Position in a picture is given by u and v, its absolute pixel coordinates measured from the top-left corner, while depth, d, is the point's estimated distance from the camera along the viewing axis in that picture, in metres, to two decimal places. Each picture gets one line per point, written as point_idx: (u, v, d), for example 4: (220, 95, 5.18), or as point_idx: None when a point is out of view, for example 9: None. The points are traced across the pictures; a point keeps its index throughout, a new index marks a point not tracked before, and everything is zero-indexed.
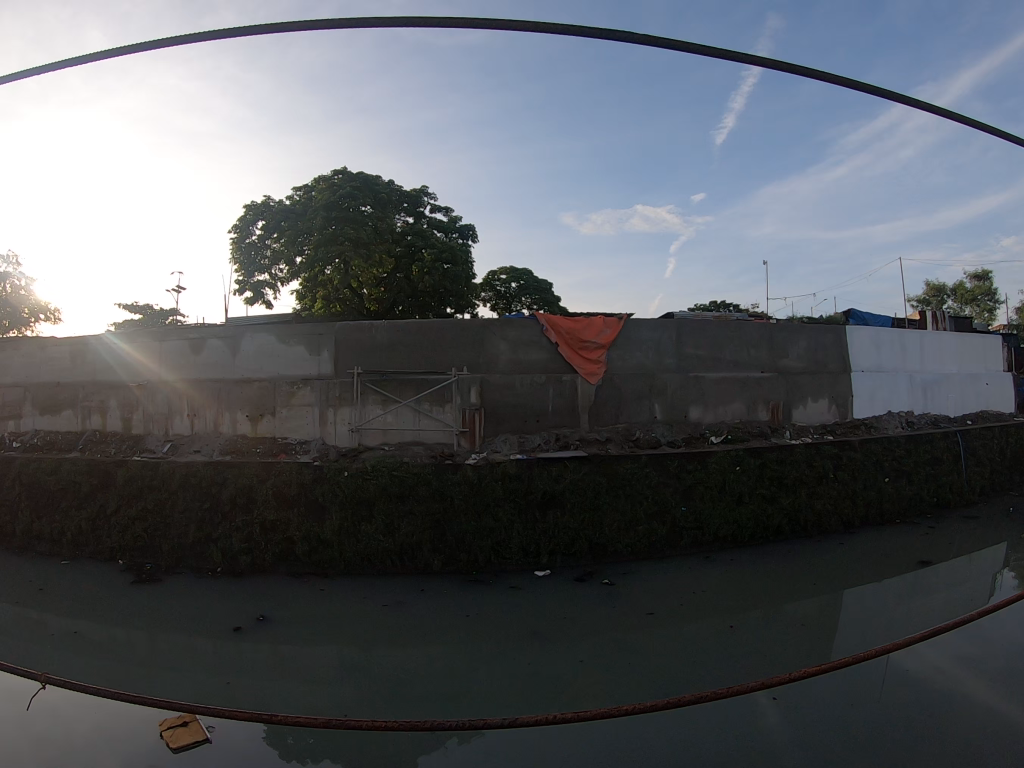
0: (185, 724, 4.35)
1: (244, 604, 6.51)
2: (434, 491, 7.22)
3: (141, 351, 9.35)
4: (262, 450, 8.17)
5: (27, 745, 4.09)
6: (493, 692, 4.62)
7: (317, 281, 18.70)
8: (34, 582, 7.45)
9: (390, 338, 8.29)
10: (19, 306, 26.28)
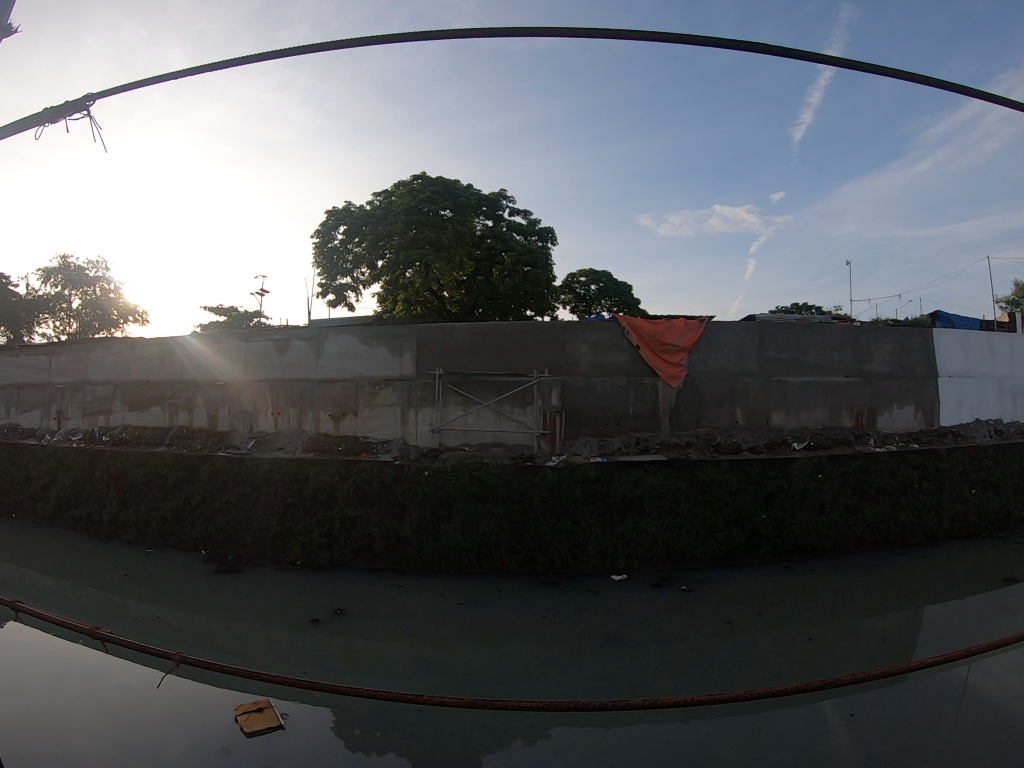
0: (260, 711, 4.70)
1: (322, 597, 6.66)
2: (512, 492, 7.26)
3: (225, 350, 9.66)
4: (344, 449, 8.36)
5: (115, 735, 4.41)
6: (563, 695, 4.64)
7: (399, 285, 19.21)
8: (120, 568, 7.81)
9: (471, 340, 8.33)
10: (109, 307, 27.52)
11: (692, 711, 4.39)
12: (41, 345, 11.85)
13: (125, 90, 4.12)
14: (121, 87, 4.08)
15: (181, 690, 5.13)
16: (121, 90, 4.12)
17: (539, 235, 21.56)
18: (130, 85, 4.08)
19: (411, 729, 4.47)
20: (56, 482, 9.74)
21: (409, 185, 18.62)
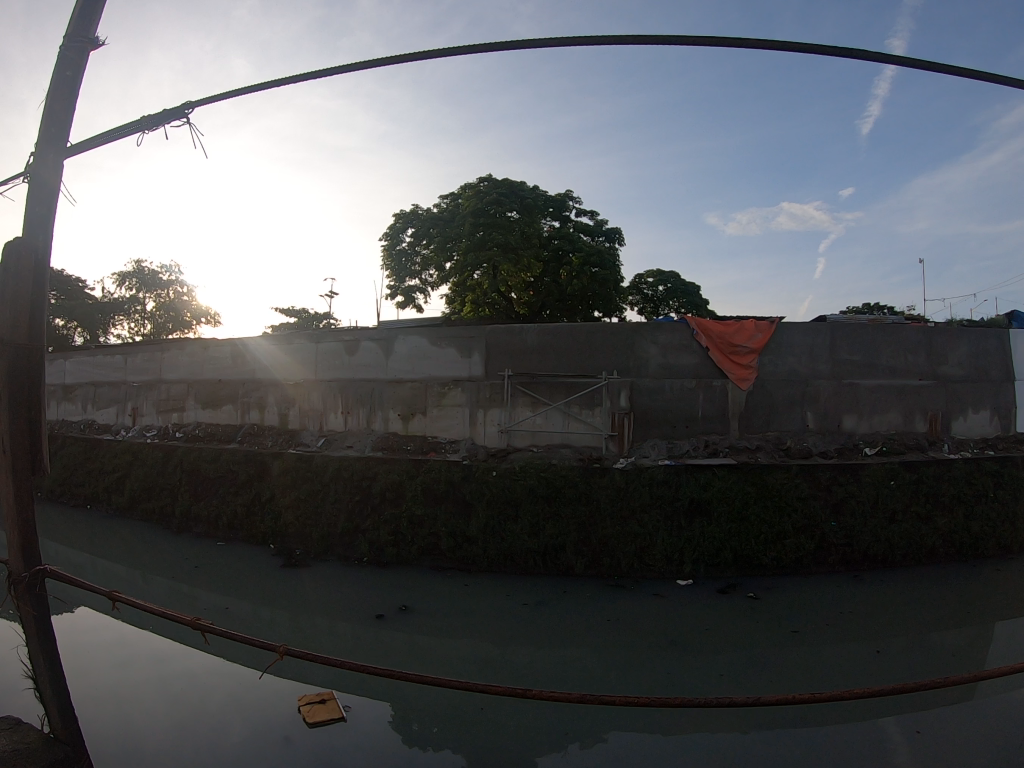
0: (322, 703, 4.81)
1: (388, 594, 6.76)
2: (580, 493, 7.26)
3: (296, 351, 9.89)
4: (413, 448, 8.51)
5: (180, 721, 4.57)
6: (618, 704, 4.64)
7: (465, 286, 19.29)
8: (191, 560, 8.08)
9: (540, 341, 8.34)
10: (182, 310, 28.31)
11: (754, 721, 4.31)
12: (118, 345, 12.33)
13: (231, 97, 3.60)
14: (234, 91, 3.57)
15: (249, 681, 5.30)
16: (222, 99, 3.59)
17: (606, 235, 20.99)
18: (242, 91, 3.57)
19: (470, 729, 4.52)
20: (130, 476, 10.15)
21: (476, 188, 18.34)
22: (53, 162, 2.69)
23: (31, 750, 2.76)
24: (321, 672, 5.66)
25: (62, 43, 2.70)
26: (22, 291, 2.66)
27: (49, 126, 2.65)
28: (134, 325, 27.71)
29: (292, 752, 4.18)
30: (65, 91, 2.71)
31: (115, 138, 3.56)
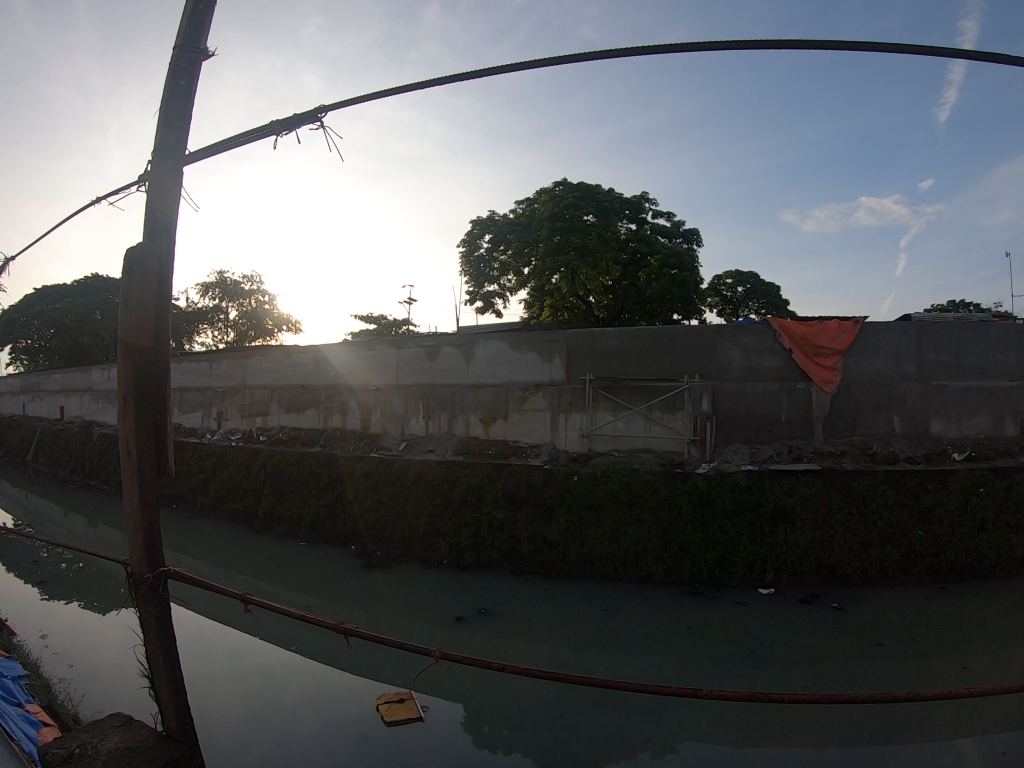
0: (401, 702, 5.11)
1: (462, 594, 7.09)
2: (662, 499, 7.21)
3: (377, 357, 10.43)
4: (495, 452, 8.75)
5: (264, 721, 4.86)
6: (687, 707, 4.76)
7: (543, 291, 18.88)
8: (272, 558, 8.57)
9: (621, 344, 8.33)
10: (264, 318, 28.62)
11: (829, 736, 4.22)
12: (202, 353, 13.06)
13: (375, 100, 3.23)
14: (377, 94, 3.21)
15: (330, 680, 5.65)
16: (372, 99, 3.23)
17: (686, 240, 20.17)
18: (395, 91, 3.19)
19: (549, 737, 4.61)
20: (215, 477, 10.63)
21: (552, 192, 18.29)
22: (171, 171, 2.77)
23: (145, 748, 2.88)
24: (401, 658, 6.21)
25: (174, 55, 2.75)
26: (147, 296, 2.72)
27: (166, 136, 2.73)
28: (217, 332, 28.80)
29: (371, 751, 4.42)
30: (179, 102, 2.76)
31: (247, 142, 3.21)
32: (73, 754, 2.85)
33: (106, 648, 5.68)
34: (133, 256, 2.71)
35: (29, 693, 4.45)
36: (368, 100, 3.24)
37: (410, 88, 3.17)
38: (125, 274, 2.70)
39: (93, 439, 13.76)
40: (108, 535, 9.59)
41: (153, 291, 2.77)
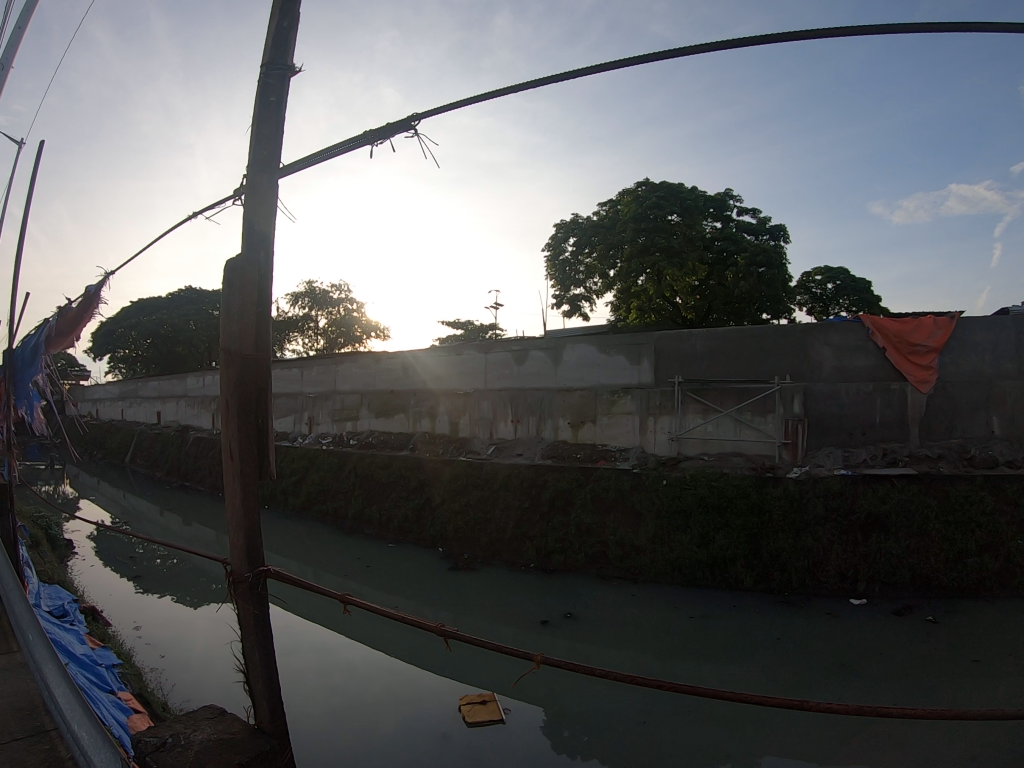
0: (484, 704, 5.13)
1: (556, 599, 7.06)
2: (753, 504, 6.93)
3: (465, 361, 10.62)
4: (584, 456, 8.72)
5: (337, 719, 4.96)
6: (768, 718, 4.65)
7: (630, 294, 18.66)
8: (361, 558, 8.91)
9: (710, 346, 8.17)
10: (352, 326, 29.24)
11: (909, 760, 4.02)
12: (296, 360, 13.69)
13: (461, 109, 2.85)
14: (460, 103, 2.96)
15: (411, 680, 5.75)
16: (458, 107, 2.82)
17: (773, 235, 19.28)
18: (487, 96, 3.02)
19: (628, 743, 4.62)
20: (308, 479, 11.04)
21: (634, 193, 18.08)
22: (266, 182, 2.74)
23: (239, 740, 2.83)
24: (486, 659, 6.27)
25: (263, 72, 2.77)
26: (248, 306, 2.73)
27: (260, 149, 2.72)
28: (308, 340, 29.82)
29: (456, 748, 4.53)
30: (269, 116, 2.75)
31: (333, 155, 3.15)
32: (166, 744, 2.81)
33: (193, 640, 5.99)
34: (233, 266, 2.72)
35: (121, 681, 4.73)
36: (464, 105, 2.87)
37: (501, 93, 2.87)
38: (226, 286, 2.72)
39: (190, 443, 14.43)
40: (202, 535, 10.02)
41: (255, 302, 2.79)
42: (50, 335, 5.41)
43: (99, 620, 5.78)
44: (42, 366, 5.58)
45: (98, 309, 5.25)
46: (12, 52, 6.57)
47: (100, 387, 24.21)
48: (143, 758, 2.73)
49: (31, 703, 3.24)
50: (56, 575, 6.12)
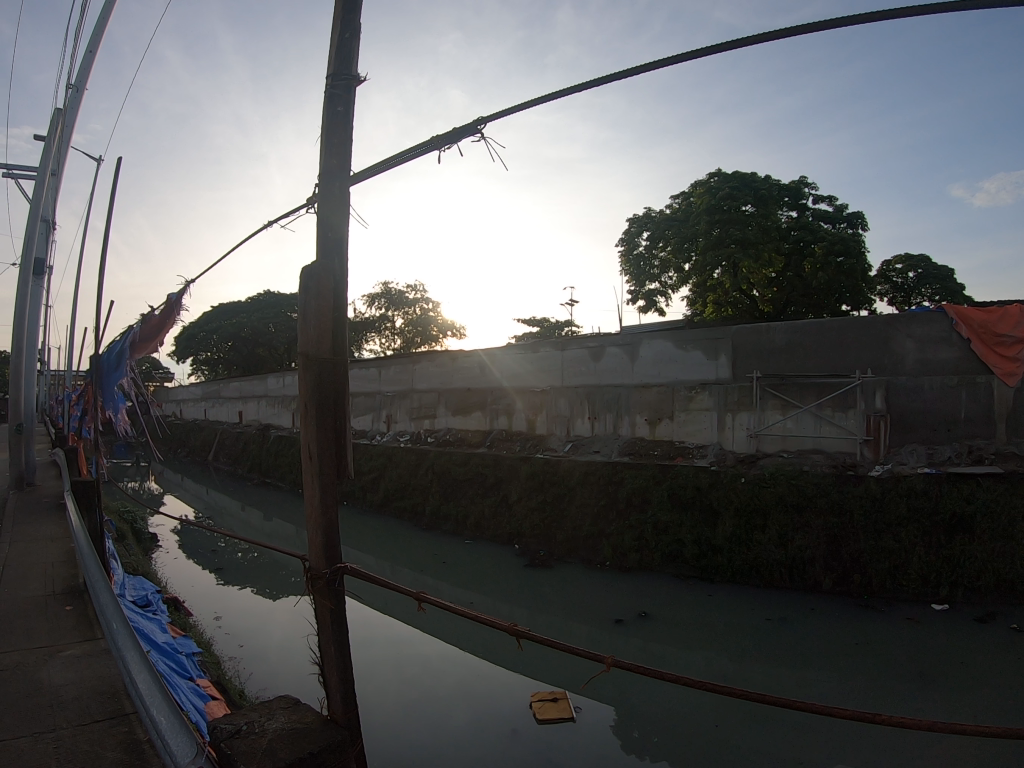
0: (555, 701, 5.12)
1: (630, 599, 6.96)
2: (833, 504, 6.66)
3: (542, 358, 10.65)
4: (662, 452, 8.58)
5: (402, 713, 5.04)
6: (844, 729, 4.49)
7: (706, 287, 18.27)
8: (438, 554, 9.05)
9: (788, 340, 7.87)
10: (428, 325, 29.58)
11: None
12: (373, 360, 14.08)
13: (528, 109, 2.68)
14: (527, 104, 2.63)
15: (484, 675, 5.79)
16: (532, 107, 2.63)
17: (849, 224, 17.96)
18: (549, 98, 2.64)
19: (692, 746, 4.55)
20: (386, 476, 11.29)
21: (707, 184, 17.67)
22: (337, 192, 2.54)
23: (309, 730, 2.53)
24: (557, 656, 6.26)
25: (328, 83, 2.55)
26: (324, 311, 2.48)
27: (329, 159, 2.52)
28: (385, 340, 30.43)
29: (525, 743, 4.55)
30: (337, 128, 2.56)
31: (406, 162, 2.82)
32: (241, 731, 2.56)
33: (272, 631, 6.21)
34: (308, 275, 2.48)
35: (201, 669, 4.96)
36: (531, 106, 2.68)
37: (576, 88, 2.60)
38: (302, 292, 2.47)
39: (271, 442, 14.92)
40: (282, 530, 10.37)
41: (331, 309, 2.53)
42: (135, 340, 5.71)
43: (182, 610, 6.07)
44: (127, 369, 5.95)
45: (179, 316, 5.49)
46: (85, 74, 6.96)
47: (184, 389, 25.29)
48: (217, 745, 2.49)
49: (116, 687, 3.41)
50: (142, 567, 6.47)
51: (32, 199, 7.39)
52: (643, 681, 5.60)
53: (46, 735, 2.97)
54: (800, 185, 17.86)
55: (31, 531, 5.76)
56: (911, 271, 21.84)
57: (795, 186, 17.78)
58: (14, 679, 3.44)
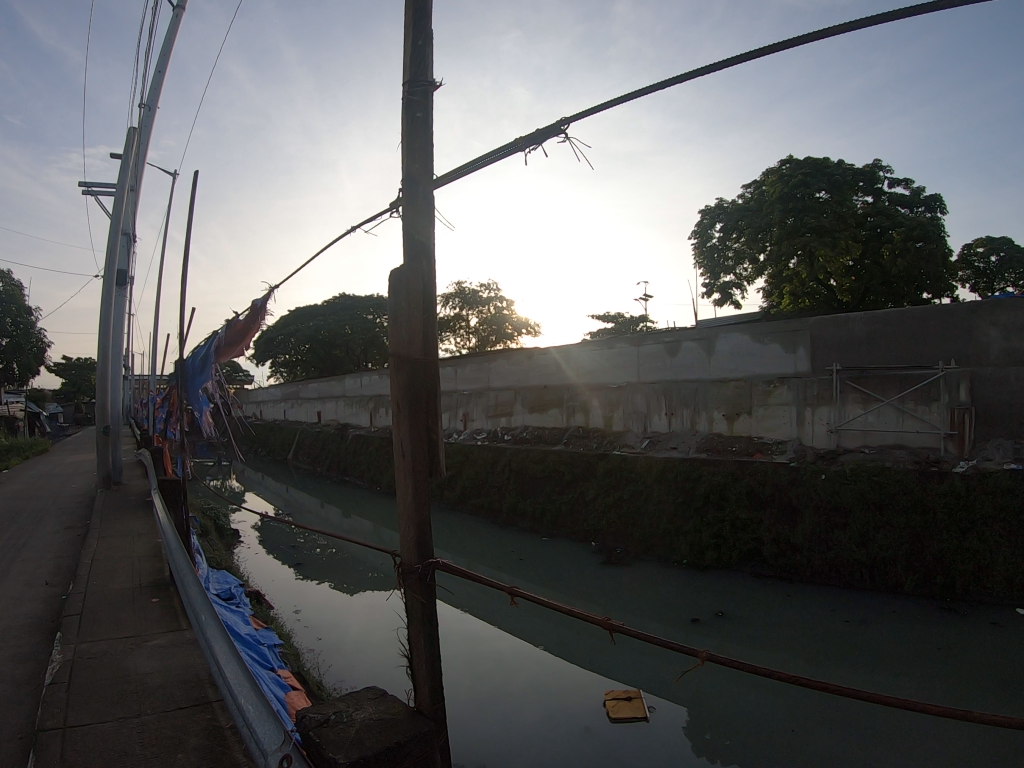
0: (629, 701, 5.07)
1: (706, 599, 6.84)
2: (915, 502, 6.39)
3: (618, 354, 10.59)
4: (739, 449, 8.39)
5: (473, 708, 5.12)
6: (917, 742, 4.30)
7: (783, 277, 17.67)
8: (516, 551, 9.12)
9: (868, 331, 7.60)
10: (502, 323, 29.69)
11: None
12: (451, 359, 14.32)
13: (611, 107, 2.56)
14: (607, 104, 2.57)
15: (558, 672, 5.81)
16: (614, 105, 2.53)
17: (928, 207, 16.99)
18: (630, 96, 2.53)
19: (762, 749, 4.46)
20: (463, 474, 11.46)
21: (779, 172, 17.12)
22: (425, 195, 2.45)
23: (394, 720, 2.33)
24: (633, 657, 6.22)
25: (405, 92, 2.43)
26: (416, 309, 2.36)
27: (413, 165, 2.44)
28: (461, 339, 30.78)
29: (591, 741, 4.54)
30: (420, 138, 2.43)
31: (494, 162, 2.72)
32: (329, 720, 2.35)
33: (349, 625, 6.40)
34: (397, 276, 2.39)
35: (282, 659, 5.16)
36: (624, 100, 2.57)
37: (680, 77, 2.47)
38: (392, 293, 2.37)
39: (350, 440, 15.35)
40: (360, 526, 10.66)
41: (422, 309, 2.42)
42: (220, 346, 5.99)
43: (263, 603, 6.32)
44: (211, 373, 6.26)
45: (263, 322, 5.73)
46: (157, 93, 7.33)
47: (265, 391, 26.22)
48: (306, 735, 2.28)
49: (199, 677, 3.59)
50: (225, 562, 6.77)
51: (114, 213, 7.83)
52: (743, 678, 5.51)
53: (130, 720, 3.14)
54: (872, 168, 17.06)
55: (121, 528, 6.12)
56: (994, 254, 20.44)
57: (871, 170, 16.98)
58: (102, 665, 3.67)
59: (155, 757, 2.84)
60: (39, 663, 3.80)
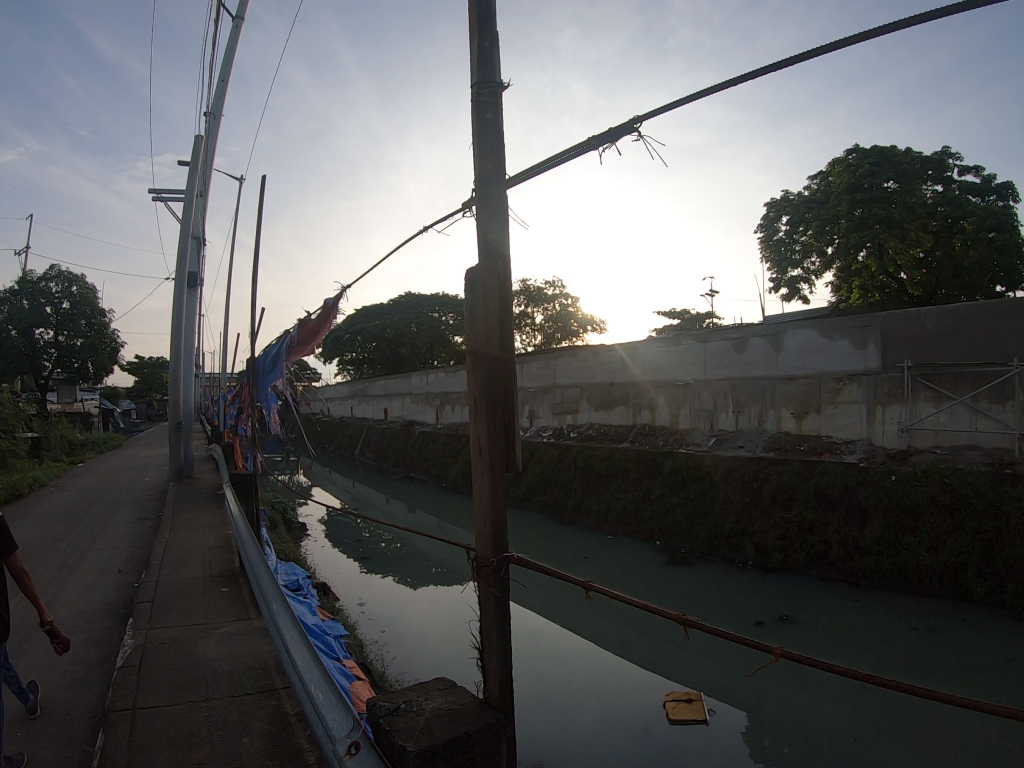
0: (688, 702, 5.05)
1: (774, 601, 6.73)
2: (989, 505, 6.13)
3: (685, 351, 10.46)
4: (808, 449, 8.21)
5: (532, 705, 5.17)
6: (984, 758, 4.16)
7: (851, 271, 17.09)
8: (583, 548, 9.15)
9: (941, 326, 7.31)
10: (567, 321, 29.59)
11: None
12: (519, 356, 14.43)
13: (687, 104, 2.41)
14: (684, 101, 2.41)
15: (618, 672, 5.81)
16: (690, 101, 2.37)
17: (1000, 195, 16.21)
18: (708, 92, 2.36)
19: (821, 757, 4.38)
20: (530, 470, 11.53)
21: (846, 161, 16.50)
22: (495, 197, 2.44)
23: (462, 711, 2.36)
24: (697, 659, 6.18)
25: (475, 93, 2.44)
26: (493, 309, 2.37)
27: (483, 165, 2.43)
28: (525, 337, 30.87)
29: (642, 742, 4.55)
30: (487, 140, 2.42)
31: (565, 162, 2.65)
32: (399, 709, 2.41)
33: (412, 619, 6.55)
34: (474, 275, 2.39)
35: (347, 650, 5.32)
36: (696, 100, 2.39)
37: (755, 74, 2.31)
38: (470, 291, 2.38)
39: (416, 436, 15.73)
40: (426, 522, 10.86)
41: (499, 307, 2.42)
42: (292, 345, 6.22)
43: (330, 595, 6.53)
44: (281, 372, 6.50)
45: (333, 320, 5.91)
46: (221, 101, 7.61)
47: (334, 388, 26.87)
48: (376, 722, 2.35)
49: (266, 664, 3.75)
50: (293, 554, 7.02)
51: (184, 217, 8.18)
52: (806, 684, 5.42)
53: (200, 704, 3.32)
54: (941, 155, 16.36)
55: (196, 520, 6.42)
56: None
57: (939, 157, 16.28)
58: (174, 651, 3.88)
59: (221, 739, 3.00)
60: (116, 648, 4.04)
